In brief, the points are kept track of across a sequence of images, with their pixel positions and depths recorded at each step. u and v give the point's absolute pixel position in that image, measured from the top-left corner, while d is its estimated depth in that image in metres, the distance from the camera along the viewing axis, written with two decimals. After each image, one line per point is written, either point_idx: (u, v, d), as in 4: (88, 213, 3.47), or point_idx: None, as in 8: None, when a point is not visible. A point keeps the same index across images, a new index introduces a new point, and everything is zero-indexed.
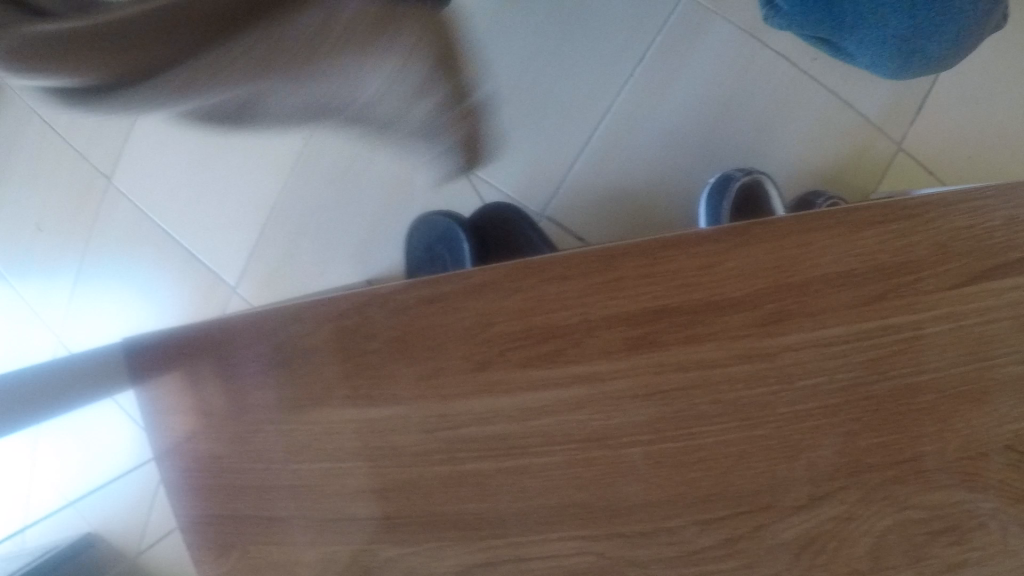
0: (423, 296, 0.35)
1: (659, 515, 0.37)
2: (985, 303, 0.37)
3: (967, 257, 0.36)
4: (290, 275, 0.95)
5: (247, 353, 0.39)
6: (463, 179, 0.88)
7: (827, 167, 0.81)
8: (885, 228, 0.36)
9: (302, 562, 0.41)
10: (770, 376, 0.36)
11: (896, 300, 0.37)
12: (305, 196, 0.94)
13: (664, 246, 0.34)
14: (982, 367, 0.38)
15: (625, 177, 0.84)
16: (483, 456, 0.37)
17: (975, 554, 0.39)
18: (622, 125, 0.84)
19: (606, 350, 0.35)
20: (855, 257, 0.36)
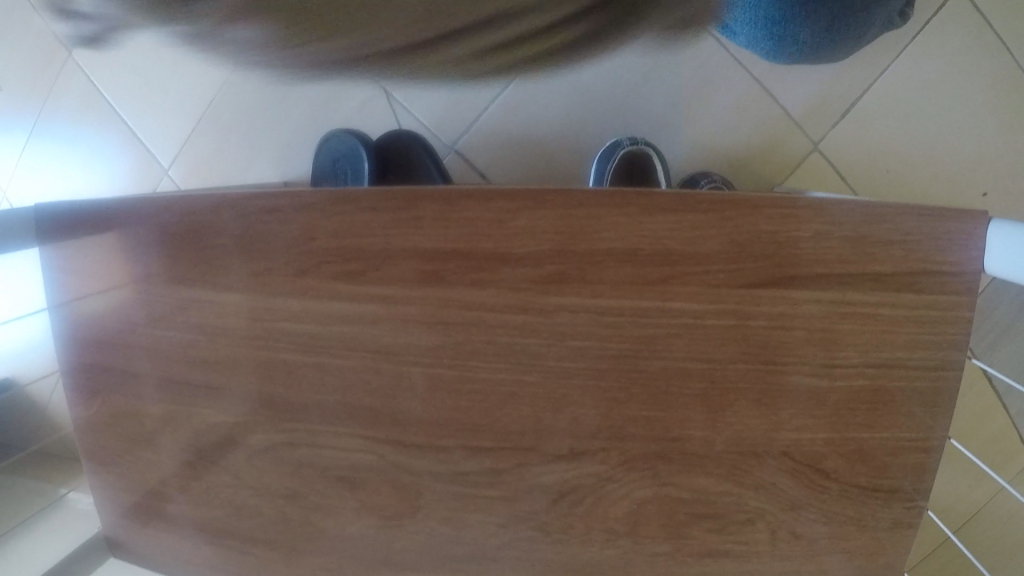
0: (263, 205, 0.42)
1: (433, 433, 0.43)
2: (775, 310, 0.42)
3: (764, 262, 0.41)
4: (214, 164, 0.93)
5: (133, 231, 0.46)
6: (381, 102, 0.84)
7: (734, 152, 0.80)
8: (681, 217, 0.40)
9: (150, 414, 0.48)
10: (544, 330, 0.41)
11: (676, 287, 0.41)
12: (236, 91, 0.88)
13: (461, 196, 0.39)
14: (765, 369, 0.43)
15: (533, 127, 0.82)
16: (294, 350, 0.43)
17: (736, 546, 0.46)
18: (549, 73, 0.79)
19: (401, 278, 0.40)
20: (645, 238, 0.40)
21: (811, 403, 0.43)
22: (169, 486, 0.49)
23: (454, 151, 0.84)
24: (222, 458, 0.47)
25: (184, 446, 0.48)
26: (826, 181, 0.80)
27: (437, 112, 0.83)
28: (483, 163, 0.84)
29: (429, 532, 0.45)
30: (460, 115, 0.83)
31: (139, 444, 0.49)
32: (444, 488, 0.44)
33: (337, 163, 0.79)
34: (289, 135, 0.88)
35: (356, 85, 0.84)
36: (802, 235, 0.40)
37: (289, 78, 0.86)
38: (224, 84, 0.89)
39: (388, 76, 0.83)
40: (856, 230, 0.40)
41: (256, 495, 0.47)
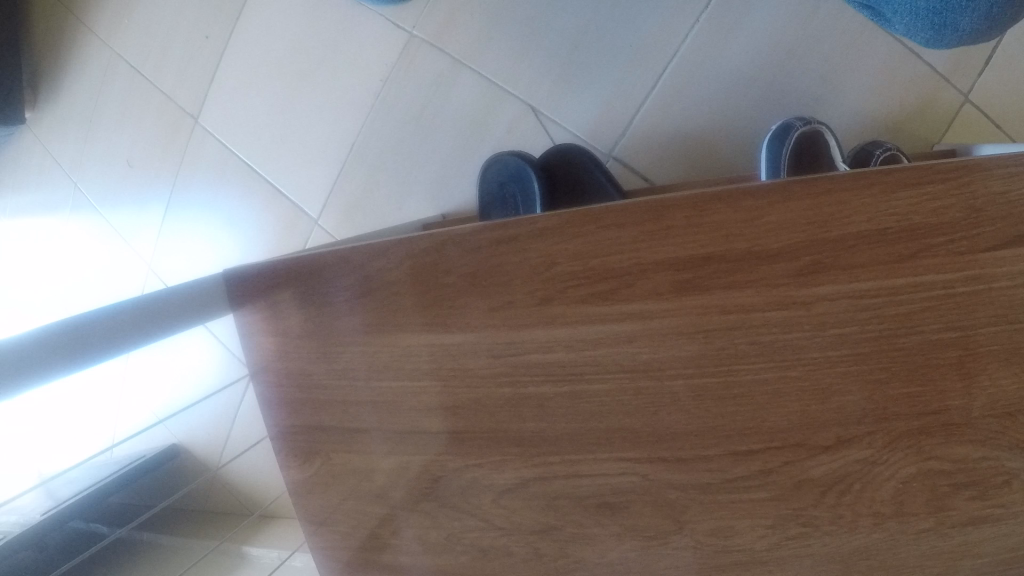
0: (496, 236, 0.40)
1: (699, 444, 0.41)
2: (1017, 268, 0.38)
3: (1004, 221, 0.37)
4: (367, 208, 1.00)
5: (337, 283, 0.43)
6: (533, 120, 0.91)
7: (891, 119, 0.82)
8: (913, 190, 0.37)
9: (380, 468, 0.47)
10: (805, 323, 0.39)
11: (926, 262, 0.38)
12: (386, 126, 0.97)
13: (709, 198, 0.37)
14: (1014, 329, 0.39)
15: (687, 125, 0.86)
16: (543, 380, 0.41)
17: (1000, 510, 0.42)
18: (687, 68, 0.85)
19: (656, 291, 0.39)
20: (889, 215, 0.37)
21: None
22: (402, 539, 0.48)
23: (614, 157, 0.89)
24: (466, 503, 0.45)
25: (419, 496, 0.46)
26: (985, 132, 0.81)
27: (591, 121, 0.89)
28: (644, 165, 0.88)
29: (695, 546, 0.44)
30: (614, 119, 0.88)
31: (370, 500, 0.48)
32: (706, 492, 0.43)
33: (503, 189, 0.80)
34: (446, 167, 0.95)
35: (505, 107, 0.91)
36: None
37: (439, 111, 0.94)
38: (378, 126, 0.97)
39: (538, 95, 0.90)
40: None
41: (506, 535, 0.45)
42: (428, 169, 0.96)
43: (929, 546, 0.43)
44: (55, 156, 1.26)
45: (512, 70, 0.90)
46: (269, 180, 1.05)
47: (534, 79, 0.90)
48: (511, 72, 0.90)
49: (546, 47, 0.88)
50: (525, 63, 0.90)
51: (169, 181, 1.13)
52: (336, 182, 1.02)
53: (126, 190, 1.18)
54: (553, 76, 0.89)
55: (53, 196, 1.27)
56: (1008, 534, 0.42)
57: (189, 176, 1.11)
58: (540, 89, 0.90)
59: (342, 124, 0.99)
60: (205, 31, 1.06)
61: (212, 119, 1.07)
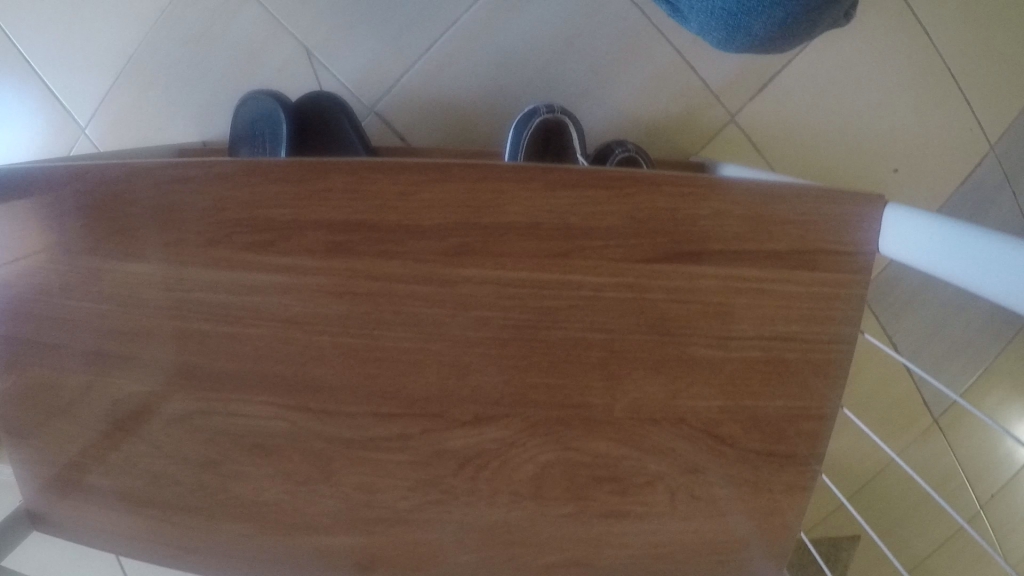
0: (176, 175, 0.43)
1: (344, 400, 0.45)
2: (672, 284, 0.44)
3: (660, 238, 0.43)
4: (129, 123, 0.88)
5: (33, 196, 0.45)
6: (305, 63, 0.84)
7: (662, 124, 0.85)
8: (577, 192, 0.42)
9: (67, 386, 0.49)
10: (448, 299, 0.43)
11: (577, 259, 0.43)
12: (150, 38, 0.85)
13: (371, 168, 0.41)
14: (661, 339, 0.45)
15: (453, 92, 0.84)
16: (208, 319, 0.44)
17: (639, 507, 0.50)
18: (473, 39, 0.82)
19: (310, 249, 0.42)
20: (545, 212, 0.42)
21: (709, 372, 0.46)
22: (87, 459, 0.51)
23: (374, 113, 0.85)
24: (141, 429, 0.48)
25: (102, 418, 0.49)
26: (744, 151, 0.87)
27: (359, 72, 0.84)
28: (404, 126, 0.86)
29: (342, 495, 0.48)
30: (383, 75, 0.84)
31: (57, 416, 0.50)
32: (349, 440, 0.46)
33: (254, 126, 0.77)
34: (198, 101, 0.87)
35: (278, 43, 0.84)
36: (725, 211, 0.43)
37: (211, 32, 0.84)
38: (134, 31, 0.85)
39: (314, 36, 0.83)
40: (755, 211, 0.43)
41: (173, 463, 0.49)
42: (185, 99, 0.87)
43: (566, 530, 0.50)
44: None
45: (294, 7, 0.82)
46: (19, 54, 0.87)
47: (313, 21, 0.83)
48: (291, 8, 0.82)
49: None
50: (306, 1, 0.82)
51: None
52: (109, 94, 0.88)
53: None
54: (331, 19, 0.82)
55: None
56: (647, 527, 0.50)
57: None
58: (316, 30, 0.83)
59: (114, 24, 0.85)
60: None
61: None
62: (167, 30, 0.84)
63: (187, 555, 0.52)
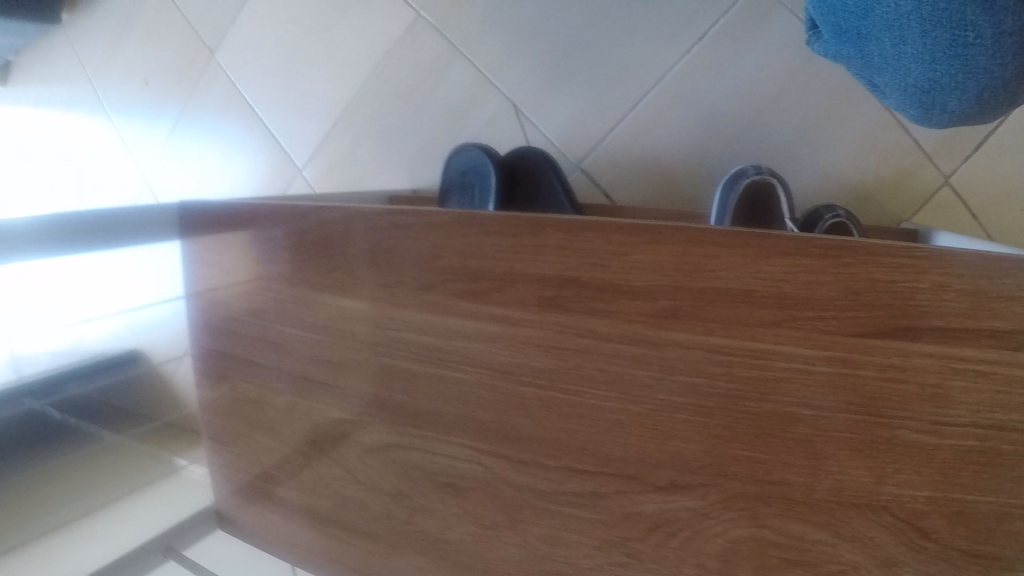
0: (394, 221, 0.44)
1: (539, 452, 0.45)
2: (887, 360, 0.37)
3: (878, 311, 0.37)
4: (348, 169, 1.00)
5: (265, 227, 0.49)
6: (513, 118, 0.88)
7: (866, 185, 0.75)
8: (790, 258, 0.38)
9: (273, 403, 0.51)
10: (653, 361, 0.41)
11: (788, 331, 0.39)
12: (378, 99, 0.96)
13: (586, 226, 0.41)
14: (872, 421, 0.38)
15: (655, 148, 0.82)
16: (414, 359, 0.45)
17: None
18: (671, 96, 0.80)
19: (521, 301, 0.42)
20: (755, 277, 0.39)
21: (923, 462, 0.38)
22: (280, 472, 0.53)
23: (580, 169, 0.85)
24: (338, 453, 0.50)
25: (301, 437, 0.51)
26: (962, 219, 0.74)
27: (564, 129, 0.85)
28: (607, 181, 0.84)
29: (524, 544, 0.47)
30: (589, 134, 0.84)
31: (258, 429, 0.53)
32: (540, 491, 0.46)
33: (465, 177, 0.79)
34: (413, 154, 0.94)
35: (486, 99, 0.88)
36: (946, 284, 0.36)
37: (429, 89, 0.92)
38: (366, 92, 0.97)
39: (522, 94, 0.86)
40: (977, 284, 0.35)
41: (364, 489, 0.50)
42: (406, 150, 0.95)
43: None
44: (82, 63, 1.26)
45: (502, 65, 0.87)
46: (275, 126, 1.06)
47: (519, 80, 0.86)
48: (500, 66, 0.87)
49: (541, 45, 0.84)
50: (512, 60, 0.86)
51: (181, 100, 1.15)
52: (327, 141, 1.02)
53: (140, 100, 1.20)
54: (540, 79, 0.85)
55: (67, 93, 1.29)
56: None
57: (193, 108, 1.14)
58: (524, 88, 0.86)
59: (334, 83, 0.99)
60: None
61: (227, 54, 1.08)
62: (378, 87, 0.96)
63: None
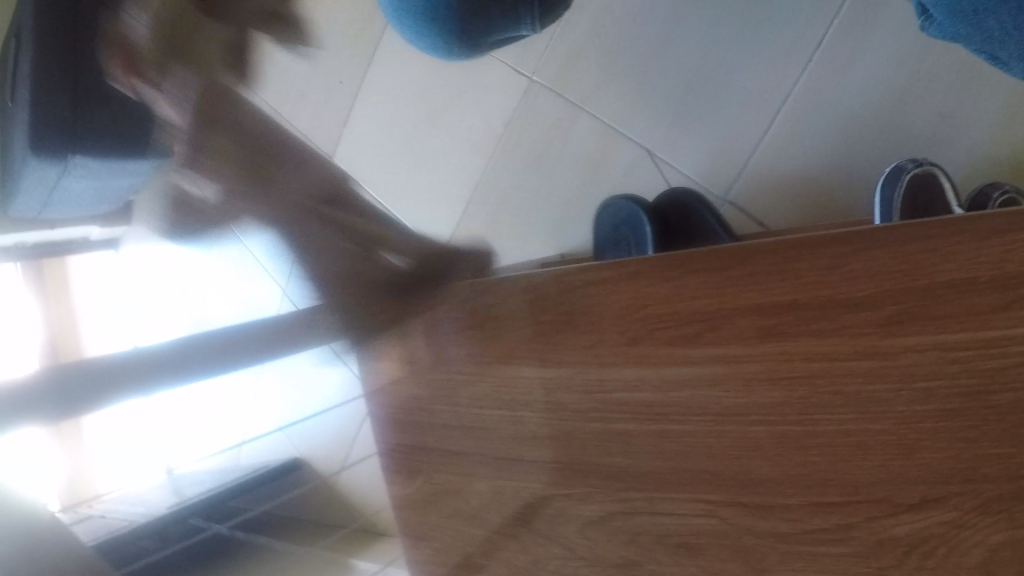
0: (591, 278, 0.44)
1: (778, 491, 0.42)
2: None
3: None
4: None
5: (450, 312, 0.50)
6: (649, 162, 0.97)
7: (1008, 151, 0.79)
8: (1014, 236, 0.33)
9: (476, 489, 0.50)
10: (891, 373, 0.37)
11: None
12: (511, 169, 1.09)
13: (795, 248, 0.38)
14: None
15: (799, 166, 0.89)
16: (629, 418, 0.44)
17: None
18: (797, 113, 0.89)
19: (740, 335, 0.40)
20: (981, 263, 0.34)
21: None
22: (490, 559, 0.51)
23: (729, 201, 0.93)
24: (554, 531, 0.48)
25: (510, 518, 0.50)
26: None
27: (704, 165, 0.94)
28: (757, 208, 0.91)
29: None
30: (728, 163, 0.93)
31: (464, 520, 0.52)
32: (780, 531, 0.42)
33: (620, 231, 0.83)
34: (558, 215, 1.05)
35: (620, 149, 1.00)
36: None
37: (560, 150, 1.05)
38: (497, 165, 1.10)
39: (654, 137, 0.97)
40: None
41: (588, 566, 0.47)
42: (545, 211, 1.05)
43: None
44: None
45: (627, 113, 0.99)
46: None
47: (648, 126, 0.97)
48: (626, 114, 0.99)
49: (658, 88, 0.96)
50: (637, 108, 0.98)
51: None
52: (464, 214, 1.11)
53: None
54: (665, 124, 0.96)
55: None
56: None
57: None
58: (654, 132, 0.97)
59: (469, 163, 1.12)
60: (341, 77, 1.22)
61: (344, 152, 1.23)
62: (513, 163, 1.08)
63: None
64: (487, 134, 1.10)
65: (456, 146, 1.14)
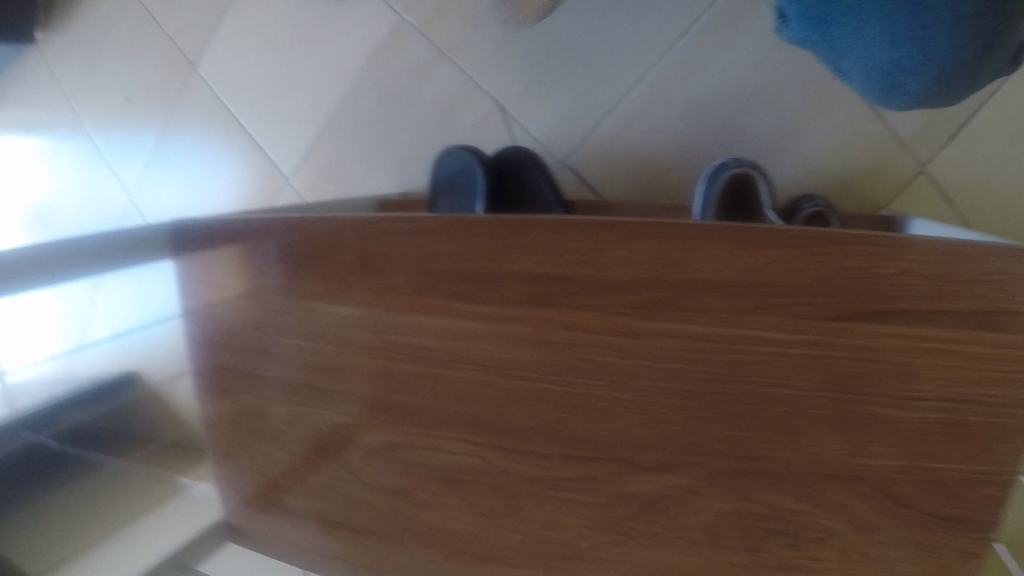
0: (392, 227, 0.47)
1: (532, 439, 0.48)
2: (853, 344, 0.43)
3: (846, 299, 0.42)
4: (343, 174, 1.11)
5: (261, 242, 0.52)
6: (498, 117, 0.98)
7: (846, 173, 0.85)
8: (752, 254, 0.43)
9: (274, 413, 0.54)
10: (637, 351, 0.45)
11: (762, 320, 0.43)
12: (364, 104, 1.07)
13: (570, 227, 0.44)
14: (838, 398, 0.45)
15: (643, 144, 0.92)
16: (411, 360, 0.49)
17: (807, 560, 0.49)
18: (652, 92, 0.90)
19: (512, 299, 0.46)
20: (731, 273, 0.43)
21: (884, 434, 0.45)
22: (286, 479, 0.56)
23: (567, 165, 0.96)
24: (342, 457, 0.53)
25: (305, 444, 0.54)
26: (929, 202, 0.84)
27: (549, 128, 0.96)
28: (595, 176, 0.95)
29: (525, 528, 0.50)
30: (574, 129, 0.95)
31: (261, 439, 0.56)
32: (528, 473, 0.49)
33: (453, 178, 0.83)
34: (404, 159, 1.06)
35: (476, 101, 0.99)
36: (910, 272, 0.41)
37: (413, 93, 1.03)
38: (348, 99, 1.08)
39: (506, 94, 0.97)
40: (938, 269, 0.41)
41: (369, 490, 0.53)
42: (400, 152, 1.06)
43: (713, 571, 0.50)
44: (62, 84, 1.44)
45: (492, 69, 0.97)
46: (255, 136, 1.18)
47: (508, 82, 0.97)
48: (490, 70, 0.97)
49: (521, 49, 0.95)
50: (500, 65, 0.97)
51: (158, 124, 1.30)
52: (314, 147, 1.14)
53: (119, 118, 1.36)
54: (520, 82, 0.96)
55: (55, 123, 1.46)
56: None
57: (171, 124, 1.28)
58: (510, 89, 0.97)
59: (321, 90, 1.10)
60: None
61: (210, 69, 1.20)
62: (368, 98, 1.06)
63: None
64: (340, 60, 1.08)
65: (312, 70, 1.11)
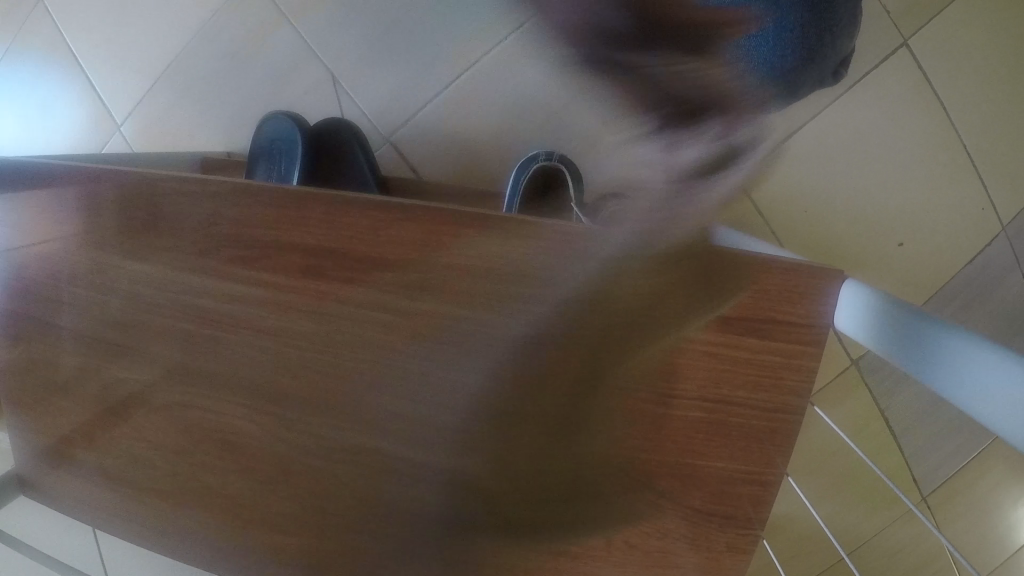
0: (180, 188, 0.48)
1: (303, 409, 0.49)
2: (617, 339, 0.44)
3: (612, 296, 0.43)
4: (176, 127, 1.03)
5: (63, 189, 0.51)
6: (330, 88, 0.95)
7: None
8: (519, 243, 0.44)
9: (66, 363, 0.54)
10: (404, 328, 0.47)
11: (526, 306, 0.45)
12: (204, 56, 1.00)
13: (345, 203, 0.45)
14: (606, 391, 0.46)
15: (466, 131, 0.92)
16: (194, 320, 0.49)
17: (574, 549, 0.50)
18: (484, 80, 0.90)
19: (287, 268, 0.47)
20: (498, 258, 0.44)
21: (646, 430, 0.46)
22: (73, 432, 0.55)
23: (390, 143, 0.95)
24: (128, 414, 0.53)
25: (94, 398, 0.54)
26: (756, 217, 0.88)
27: (377, 105, 0.94)
28: (415, 157, 0.94)
29: (298, 496, 0.51)
30: (402, 107, 0.94)
31: (53, 390, 0.55)
32: (302, 442, 0.50)
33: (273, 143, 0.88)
34: (232, 121, 1.00)
35: (306, 67, 0.95)
36: (678, 275, 0.43)
37: (253, 52, 0.97)
38: (191, 49, 1.00)
39: (341, 65, 0.94)
40: (708, 274, 0.42)
41: (153, 448, 0.53)
42: (235, 113, 1.00)
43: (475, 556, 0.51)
44: None
45: (327, 36, 0.94)
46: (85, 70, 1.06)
47: (343, 51, 0.94)
48: (326, 38, 0.94)
49: (358, 22, 0.92)
50: (338, 35, 0.94)
51: None
52: (151, 94, 1.04)
53: None
54: (359, 52, 0.93)
55: None
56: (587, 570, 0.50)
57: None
58: (345, 60, 0.94)
59: (165, 31, 1.01)
60: None
61: None
62: (206, 50, 0.99)
63: (158, 536, 0.55)
64: (186, 6, 0.99)
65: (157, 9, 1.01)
